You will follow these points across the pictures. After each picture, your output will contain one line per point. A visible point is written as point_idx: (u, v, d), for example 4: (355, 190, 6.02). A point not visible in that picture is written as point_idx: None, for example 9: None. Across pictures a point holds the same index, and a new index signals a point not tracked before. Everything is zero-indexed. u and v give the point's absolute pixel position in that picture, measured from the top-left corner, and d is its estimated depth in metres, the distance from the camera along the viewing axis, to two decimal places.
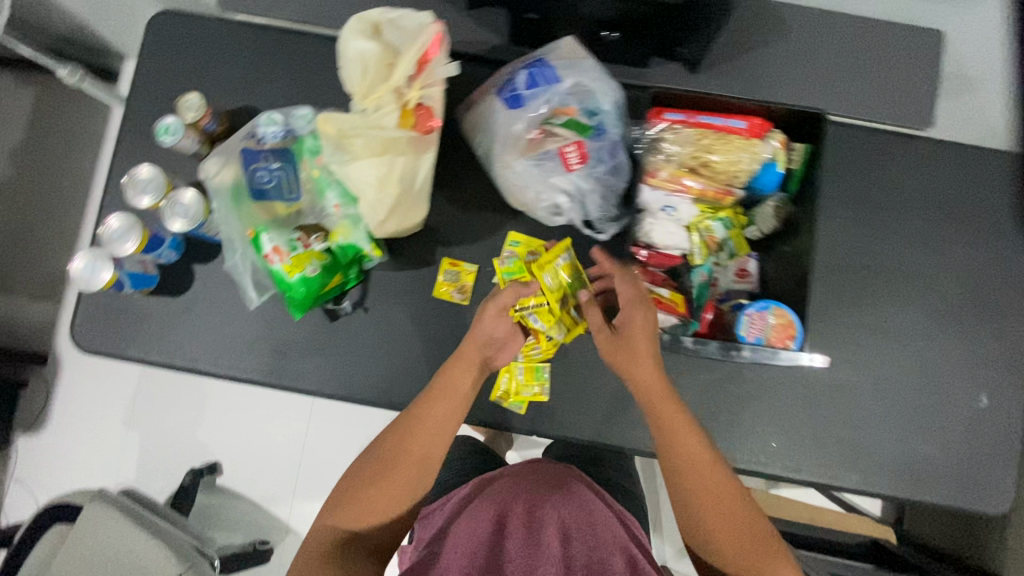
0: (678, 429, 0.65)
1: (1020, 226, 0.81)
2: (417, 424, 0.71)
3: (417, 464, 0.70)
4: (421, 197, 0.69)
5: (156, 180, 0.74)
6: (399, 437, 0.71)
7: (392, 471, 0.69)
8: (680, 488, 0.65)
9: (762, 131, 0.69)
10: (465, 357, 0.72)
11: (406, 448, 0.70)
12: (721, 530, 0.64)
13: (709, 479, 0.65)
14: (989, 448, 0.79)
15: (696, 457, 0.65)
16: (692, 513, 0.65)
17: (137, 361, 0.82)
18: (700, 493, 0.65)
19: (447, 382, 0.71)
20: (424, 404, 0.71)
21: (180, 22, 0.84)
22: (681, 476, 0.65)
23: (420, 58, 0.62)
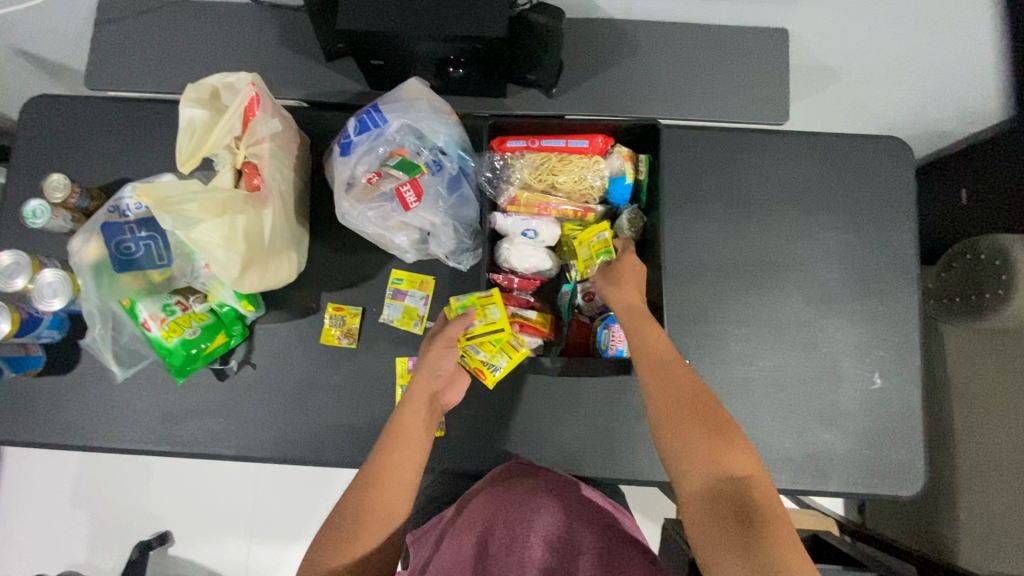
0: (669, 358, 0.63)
1: (891, 205, 0.82)
2: (383, 475, 0.62)
3: (390, 521, 0.60)
4: (276, 250, 0.71)
5: (20, 263, 0.74)
6: (361, 496, 0.60)
7: (363, 535, 0.58)
8: (665, 413, 0.60)
9: (604, 148, 0.74)
10: (416, 394, 0.67)
11: (376, 505, 0.60)
12: (712, 466, 0.56)
13: (697, 407, 0.60)
14: (890, 427, 0.80)
15: (681, 381, 0.61)
16: (677, 441, 0.58)
17: (30, 445, 0.81)
18: (685, 419, 0.59)
19: (407, 423, 0.65)
20: (388, 449, 0.63)
21: (48, 105, 0.85)
22: (667, 401, 0.60)
23: (243, 119, 0.67)
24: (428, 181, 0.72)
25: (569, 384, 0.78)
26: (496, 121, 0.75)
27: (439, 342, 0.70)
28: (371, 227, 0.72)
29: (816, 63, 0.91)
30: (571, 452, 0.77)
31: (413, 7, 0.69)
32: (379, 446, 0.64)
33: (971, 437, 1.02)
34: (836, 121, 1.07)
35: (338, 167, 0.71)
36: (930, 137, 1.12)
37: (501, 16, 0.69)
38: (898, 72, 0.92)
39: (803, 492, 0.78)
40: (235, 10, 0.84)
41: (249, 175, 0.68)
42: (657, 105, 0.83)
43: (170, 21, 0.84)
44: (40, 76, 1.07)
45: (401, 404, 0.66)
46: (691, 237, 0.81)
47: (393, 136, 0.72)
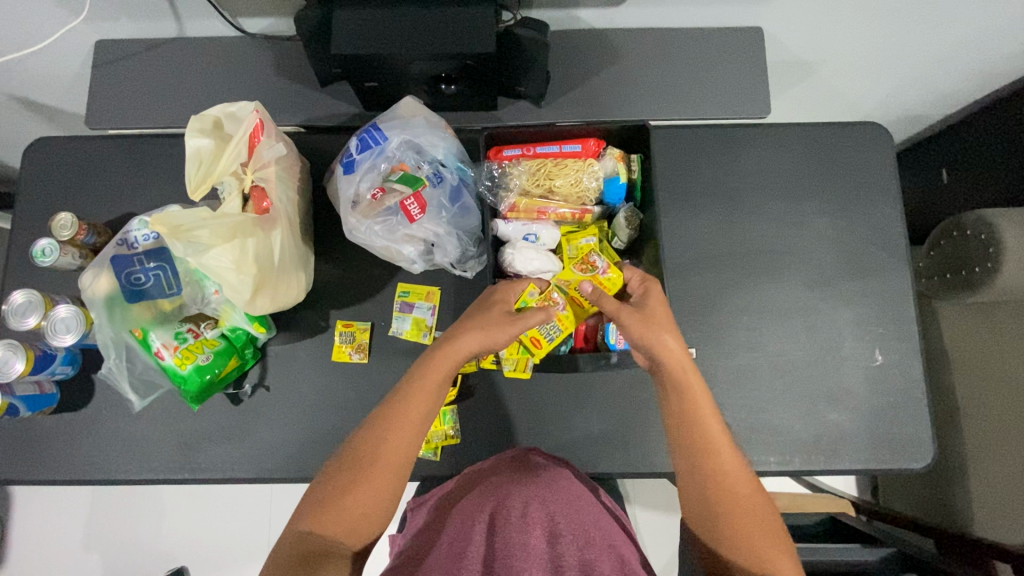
0: (704, 417, 0.67)
1: (875, 188, 0.85)
2: (395, 425, 0.65)
3: (395, 468, 0.65)
4: (286, 271, 0.73)
5: (33, 301, 0.75)
6: (373, 440, 0.65)
7: (369, 477, 0.64)
8: (698, 477, 0.66)
9: (597, 151, 0.78)
10: (456, 351, 0.68)
11: (384, 451, 0.65)
12: (737, 520, 0.64)
13: (727, 470, 0.66)
14: (895, 402, 0.81)
15: (716, 446, 0.66)
16: (707, 504, 0.65)
17: (49, 484, 0.81)
18: (716, 482, 0.65)
19: (428, 377, 0.67)
20: (402, 401, 0.66)
21: (51, 147, 0.87)
22: (699, 468, 0.66)
23: (248, 145, 0.69)
24: (431, 194, 0.75)
25: (579, 383, 0.79)
26: (491, 131, 0.77)
27: (519, 325, 0.69)
28: (378, 241, 0.74)
29: (792, 57, 0.95)
30: (586, 450, 0.78)
31: (405, 29, 0.72)
32: (395, 395, 0.67)
33: (973, 409, 1.04)
34: (816, 111, 1.11)
35: (342, 185, 0.74)
36: (908, 121, 1.16)
37: (490, 32, 0.72)
38: (872, 60, 0.95)
39: (816, 473, 0.79)
40: (230, 44, 0.86)
41: (259, 198, 0.70)
42: (644, 107, 0.85)
43: (167, 58, 0.87)
44: (37, 120, 1.09)
45: (436, 356, 0.68)
46: (686, 232, 0.84)
47: (394, 153, 0.75)
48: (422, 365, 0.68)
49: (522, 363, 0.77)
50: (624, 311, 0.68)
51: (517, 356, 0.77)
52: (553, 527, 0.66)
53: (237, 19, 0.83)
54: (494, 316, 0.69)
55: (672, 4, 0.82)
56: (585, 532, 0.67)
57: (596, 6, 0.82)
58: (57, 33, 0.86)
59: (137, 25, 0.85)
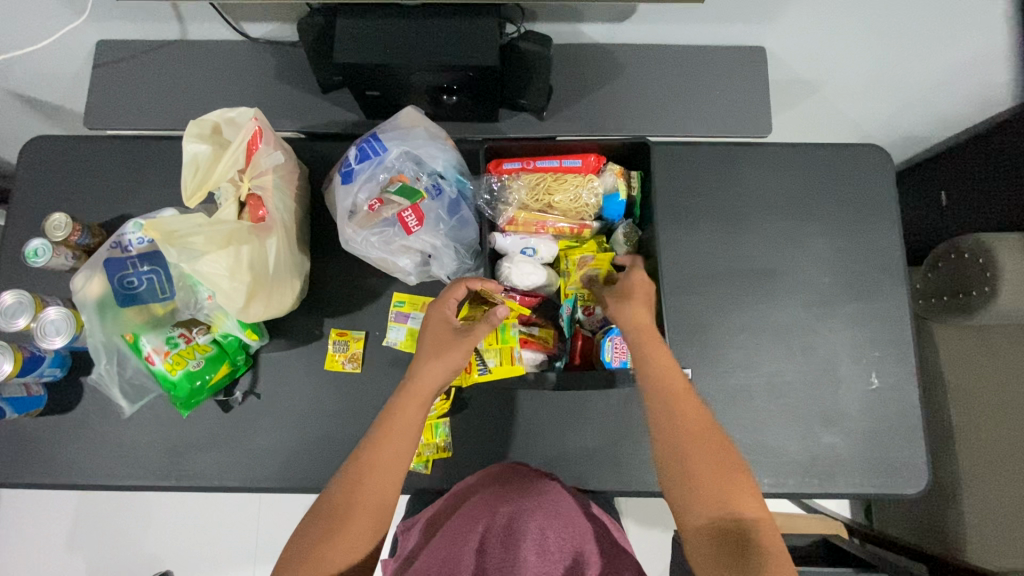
0: (678, 394, 0.64)
1: (875, 209, 0.85)
2: (371, 468, 0.63)
3: (375, 512, 0.61)
4: (280, 280, 0.72)
5: (24, 302, 0.74)
6: (348, 487, 0.62)
7: (349, 524, 0.60)
8: (665, 429, 0.63)
9: (597, 167, 0.77)
10: (423, 387, 0.67)
11: (363, 495, 0.62)
12: (720, 492, 0.59)
13: (695, 424, 0.63)
14: (890, 425, 0.81)
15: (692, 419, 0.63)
16: (676, 463, 0.61)
17: (33, 487, 0.80)
18: (687, 439, 0.62)
19: (400, 418, 0.65)
20: (374, 441, 0.64)
21: (48, 147, 0.86)
22: (665, 421, 0.63)
23: (245, 152, 0.69)
24: (429, 206, 0.75)
25: (575, 397, 0.79)
26: (493, 144, 0.77)
27: (472, 337, 0.68)
28: (374, 252, 0.73)
29: (794, 77, 0.95)
30: (580, 467, 0.78)
31: (409, 38, 0.72)
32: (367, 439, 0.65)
33: (969, 434, 1.04)
34: (817, 129, 1.11)
35: (338, 195, 0.74)
36: (909, 143, 1.16)
37: (493, 44, 0.72)
38: (875, 82, 0.96)
39: (811, 496, 0.79)
40: (232, 48, 0.86)
41: (255, 207, 0.69)
42: (646, 122, 0.85)
43: (169, 61, 0.87)
44: (37, 117, 1.08)
45: (407, 390, 0.67)
46: (685, 248, 0.83)
47: (393, 163, 0.75)
48: (392, 401, 0.67)
49: (506, 354, 0.74)
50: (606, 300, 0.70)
51: (500, 346, 0.74)
52: (543, 540, 0.64)
53: (241, 24, 0.84)
54: (446, 338, 0.69)
55: (676, 23, 0.82)
56: (577, 544, 0.65)
57: (600, 21, 0.82)
58: (60, 33, 0.86)
59: (140, 27, 0.85)
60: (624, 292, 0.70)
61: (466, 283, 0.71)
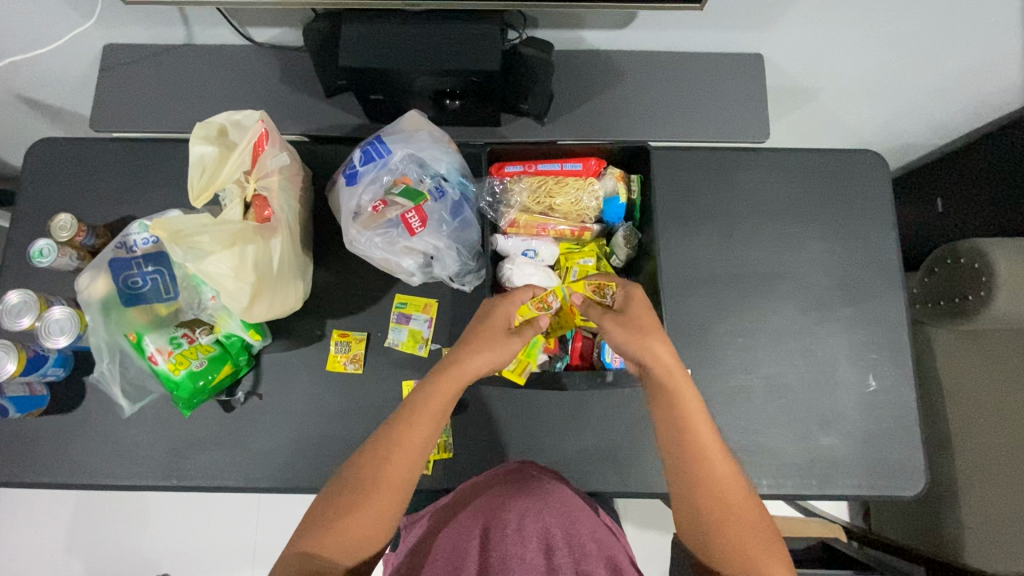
0: (695, 426, 0.66)
1: (871, 214, 0.86)
2: (399, 448, 0.65)
3: (396, 490, 0.64)
4: (284, 280, 0.73)
5: (28, 301, 0.75)
6: (375, 463, 0.64)
7: (371, 499, 0.63)
8: (688, 480, 0.66)
9: (598, 170, 0.78)
10: (457, 373, 0.67)
11: (388, 472, 0.64)
12: (727, 524, 0.65)
13: (721, 474, 0.65)
14: (888, 427, 0.82)
15: (709, 457, 0.65)
16: (700, 512, 0.65)
17: (34, 486, 0.80)
18: (709, 490, 0.65)
19: (432, 403, 0.66)
20: (404, 423, 0.66)
21: (54, 148, 0.87)
22: (689, 471, 0.66)
23: (251, 153, 0.70)
24: (432, 208, 0.76)
25: (575, 399, 0.79)
26: (493, 148, 0.78)
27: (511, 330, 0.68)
28: (377, 253, 0.74)
29: (792, 83, 0.97)
30: (580, 468, 0.78)
31: (413, 43, 0.73)
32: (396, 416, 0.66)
33: (966, 437, 1.05)
34: (815, 135, 1.12)
35: (342, 196, 0.75)
36: (905, 149, 1.18)
37: (496, 50, 0.73)
38: (872, 88, 0.97)
39: (809, 497, 0.79)
40: (238, 52, 0.87)
41: (260, 207, 0.70)
42: (646, 126, 0.86)
43: (175, 64, 0.88)
44: (42, 120, 1.09)
45: (441, 374, 0.67)
46: (684, 252, 0.84)
47: (397, 166, 0.76)
48: (426, 383, 0.67)
49: (523, 366, 0.75)
50: (607, 319, 0.69)
51: (521, 356, 0.76)
52: (548, 539, 0.65)
53: (246, 29, 0.85)
54: (489, 329, 0.69)
55: (676, 29, 0.84)
56: (581, 543, 0.66)
57: (601, 27, 0.83)
58: (67, 36, 0.87)
59: (147, 30, 0.86)
60: (629, 322, 0.68)
61: (525, 290, 0.72)
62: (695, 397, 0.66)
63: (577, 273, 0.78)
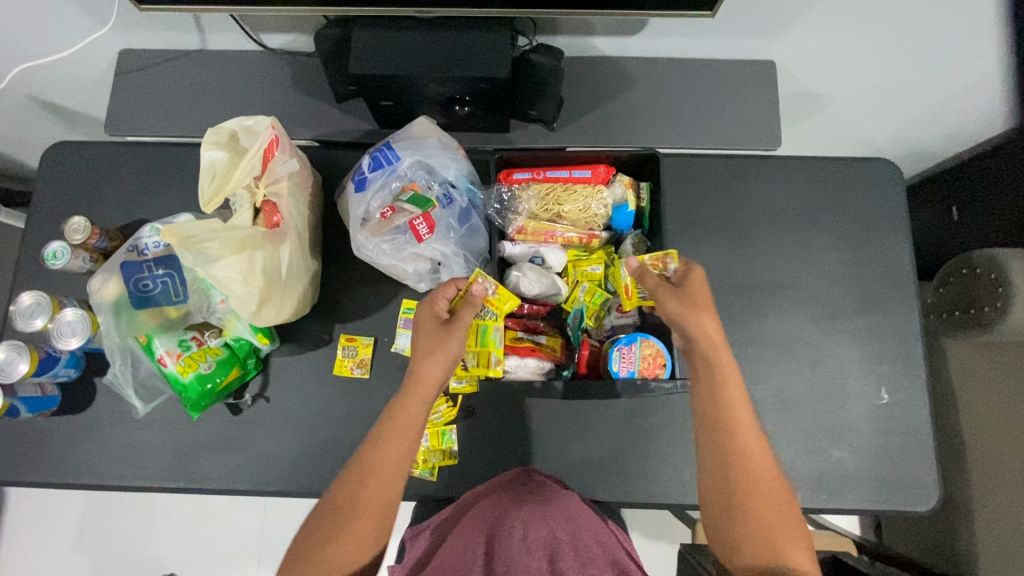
0: (731, 398, 0.65)
1: (885, 223, 0.85)
2: (372, 468, 0.64)
3: (376, 511, 0.63)
4: (291, 285, 0.73)
5: (41, 303, 0.76)
6: (350, 486, 0.64)
7: (353, 522, 0.62)
8: (719, 452, 0.64)
9: (607, 177, 0.78)
10: (425, 388, 0.68)
11: (365, 495, 0.64)
12: (755, 504, 0.62)
13: (752, 452, 0.63)
14: (900, 441, 0.80)
15: (743, 429, 0.64)
16: (727, 486, 0.63)
17: (43, 486, 0.81)
18: (742, 463, 0.63)
19: (399, 421, 0.66)
20: (374, 444, 0.66)
21: (68, 151, 0.88)
22: (723, 441, 0.64)
23: (261, 159, 0.70)
24: (440, 214, 0.76)
25: (582, 407, 0.79)
26: (502, 155, 0.78)
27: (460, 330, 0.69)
28: (385, 259, 0.74)
29: (804, 90, 0.96)
30: (585, 477, 0.77)
31: (424, 50, 0.74)
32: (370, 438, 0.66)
33: (981, 451, 1.02)
34: (827, 143, 1.11)
35: (351, 202, 0.75)
36: (919, 157, 1.16)
37: (507, 55, 0.73)
38: (886, 96, 0.96)
39: (818, 511, 0.78)
40: (250, 57, 0.88)
41: (270, 213, 0.71)
42: (656, 134, 0.86)
43: (188, 69, 0.89)
44: (58, 123, 1.11)
45: (405, 390, 0.68)
46: (693, 260, 0.84)
47: (405, 172, 0.76)
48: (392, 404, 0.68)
49: (484, 358, 0.75)
50: (666, 286, 0.69)
51: (478, 349, 0.75)
52: (553, 546, 0.64)
53: (259, 35, 0.86)
54: (439, 335, 0.69)
55: (687, 36, 0.83)
56: (586, 550, 0.65)
57: (611, 34, 0.83)
58: (83, 41, 0.88)
59: (161, 36, 0.87)
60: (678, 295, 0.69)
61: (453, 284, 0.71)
62: (735, 373, 0.66)
63: (585, 291, 0.79)
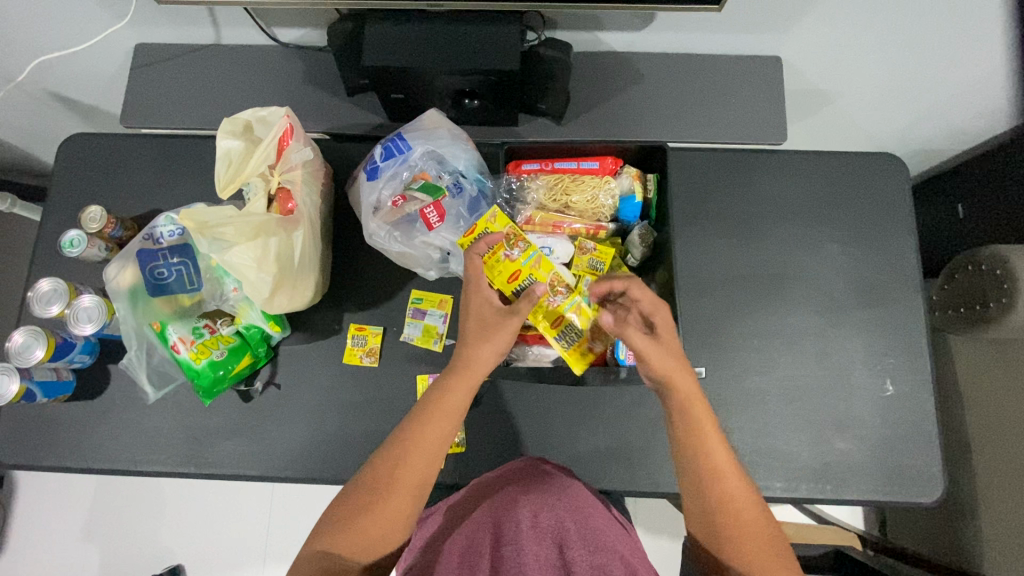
0: (706, 442, 0.65)
1: (890, 217, 0.86)
2: (414, 447, 0.66)
3: (412, 488, 0.65)
4: (304, 272, 0.74)
5: (59, 289, 0.78)
6: (388, 462, 0.65)
7: (386, 498, 0.64)
8: (700, 493, 0.65)
9: (614, 168, 0.79)
10: (472, 371, 0.69)
11: (404, 471, 0.65)
12: (741, 542, 0.63)
13: (733, 490, 0.64)
14: (905, 433, 0.81)
15: (722, 472, 0.65)
16: (711, 523, 0.64)
17: (59, 470, 0.82)
18: (721, 505, 0.64)
19: (447, 402, 0.68)
20: (421, 423, 0.67)
21: (85, 142, 0.90)
22: (702, 485, 0.65)
23: (276, 148, 0.72)
24: (450, 203, 0.77)
25: (588, 396, 0.80)
26: (511, 145, 0.79)
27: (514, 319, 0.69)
28: (395, 246, 0.76)
29: (809, 86, 0.97)
30: (592, 466, 0.78)
31: (436, 44, 0.75)
32: (416, 415, 0.68)
33: (985, 446, 1.03)
34: (832, 139, 1.12)
35: (362, 191, 0.77)
36: (924, 154, 1.17)
37: (516, 50, 0.74)
38: (890, 92, 0.97)
39: (823, 501, 0.78)
40: (264, 52, 0.90)
41: (284, 200, 0.72)
42: (663, 127, 0.87)
43: (203, 63, 0.90)
44: (72, 116, 1.13)
45: (454, 374, 0.69)
46: (700, 252, 0.84)
47: (416, 162, 0.77)
48: (439, 385, 0.69)
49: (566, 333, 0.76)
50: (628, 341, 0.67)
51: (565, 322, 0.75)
52: (563, 534, 0.65)
53: (273, 29, 0.87)
54: (493, 321, 0.70)
55: (694, 32, 0.84)
56: (594, 538, 0.66)
57: (618, 29, 0.84)
58: (101, 35, 0.90)
59: (176, 30, 0.89)
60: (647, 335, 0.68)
61: (477, 254, 0.72)
62: (709, 417, 0.66)
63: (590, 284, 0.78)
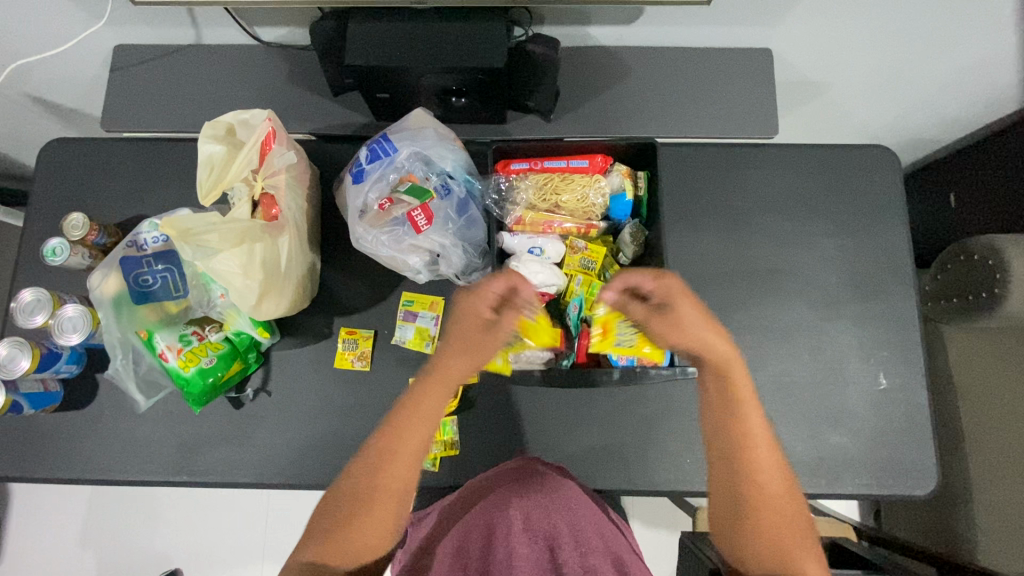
0: (746, 413, 0.66)
1: (882, 209, 0.85)
2: (393, 458, 0.65)
3: (396, 496, 0.65)
4: (290, 277, 0.73)
5: (42, 299, 0.76)
6: (369, 471, 0.64)
7: (371, 506, 0.64)
8: (731, 466, 0.65)
9: (603, 166, 0.78)
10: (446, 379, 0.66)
11: (384, 480, 0.64)
12: (765, 516, 0.64)
13: (766, 462, 0.65)
14: (899, 425, 0.81)
15: (755, 446, 0.65)
16: (739, 496, 0.65)
17: (49, 481, 0.81)
18: (752, 478, 0.65)
19: (423, 411, 0.66)
20: (399, 433, 0.65)
21: (64, 148, 0.88)
22: (736, 457, 0.65)
23: (259, 153, 0.71)
24: (438, 205, 0.76)
25: (582, 395, 0.79)
26: (500, 145, 0.79)
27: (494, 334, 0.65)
28: (383, 250, 0.75)
29: (800, 78, 0.96)
30: (586, 466, 0.78)
31: (420, 41, 0.73)
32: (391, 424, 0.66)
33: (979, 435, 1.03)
34: (824, 131, 1.11)
35: (349, 194, 0.75)
36: (917, 144, 1.16)
37: (501, 47, 0.73)
38: (881, 83, 0.96)
39: (819, 495, 0.78)
40: (246, 52, 0.88)
41: (268, 206, 0.71)
42: (653, 123, 0.86)
43: (184, 64, 0.88)
44: (54, 120, 1.10)
45: (429, 381, 0.66)
46: (692, 249, 0.84)
47: (403, 163, 0.76)
48: (414, 392, 0.66)
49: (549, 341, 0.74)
50: (653, 318, 0.66)
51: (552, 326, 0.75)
52: (553, 535, 0.73)
53: (254, 28, 0.85)
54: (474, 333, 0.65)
55: (683, 25, 0.83)
56: (583, 537, 0.73)
57: (607, 23, 0.83)
58: (78, 37, 0.88)
59: (156, 31, 0.87)
60: (679, 325, 0.65)
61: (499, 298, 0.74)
62: (749, 388, 0.67)
63: (581, 283, 0.78)
